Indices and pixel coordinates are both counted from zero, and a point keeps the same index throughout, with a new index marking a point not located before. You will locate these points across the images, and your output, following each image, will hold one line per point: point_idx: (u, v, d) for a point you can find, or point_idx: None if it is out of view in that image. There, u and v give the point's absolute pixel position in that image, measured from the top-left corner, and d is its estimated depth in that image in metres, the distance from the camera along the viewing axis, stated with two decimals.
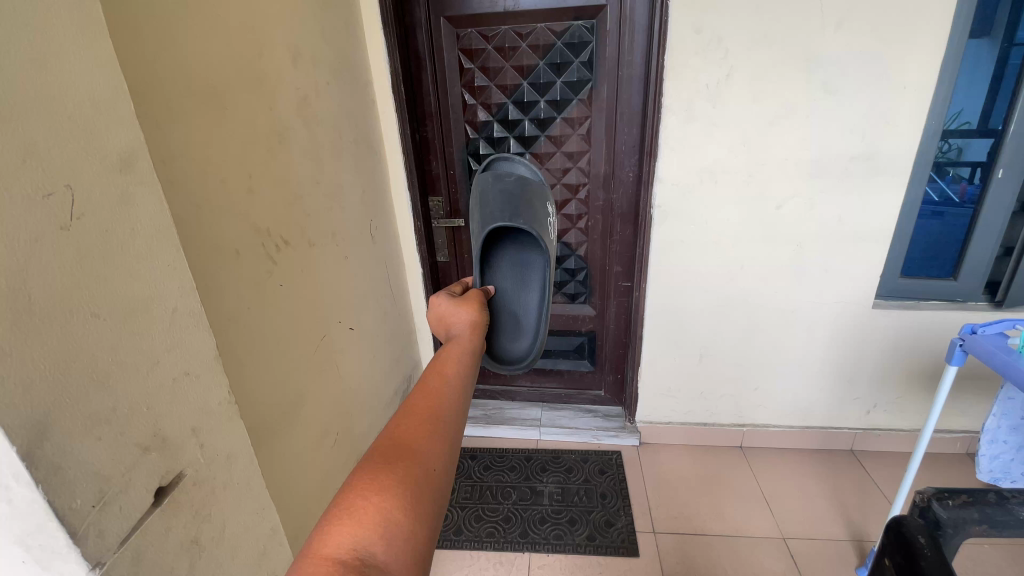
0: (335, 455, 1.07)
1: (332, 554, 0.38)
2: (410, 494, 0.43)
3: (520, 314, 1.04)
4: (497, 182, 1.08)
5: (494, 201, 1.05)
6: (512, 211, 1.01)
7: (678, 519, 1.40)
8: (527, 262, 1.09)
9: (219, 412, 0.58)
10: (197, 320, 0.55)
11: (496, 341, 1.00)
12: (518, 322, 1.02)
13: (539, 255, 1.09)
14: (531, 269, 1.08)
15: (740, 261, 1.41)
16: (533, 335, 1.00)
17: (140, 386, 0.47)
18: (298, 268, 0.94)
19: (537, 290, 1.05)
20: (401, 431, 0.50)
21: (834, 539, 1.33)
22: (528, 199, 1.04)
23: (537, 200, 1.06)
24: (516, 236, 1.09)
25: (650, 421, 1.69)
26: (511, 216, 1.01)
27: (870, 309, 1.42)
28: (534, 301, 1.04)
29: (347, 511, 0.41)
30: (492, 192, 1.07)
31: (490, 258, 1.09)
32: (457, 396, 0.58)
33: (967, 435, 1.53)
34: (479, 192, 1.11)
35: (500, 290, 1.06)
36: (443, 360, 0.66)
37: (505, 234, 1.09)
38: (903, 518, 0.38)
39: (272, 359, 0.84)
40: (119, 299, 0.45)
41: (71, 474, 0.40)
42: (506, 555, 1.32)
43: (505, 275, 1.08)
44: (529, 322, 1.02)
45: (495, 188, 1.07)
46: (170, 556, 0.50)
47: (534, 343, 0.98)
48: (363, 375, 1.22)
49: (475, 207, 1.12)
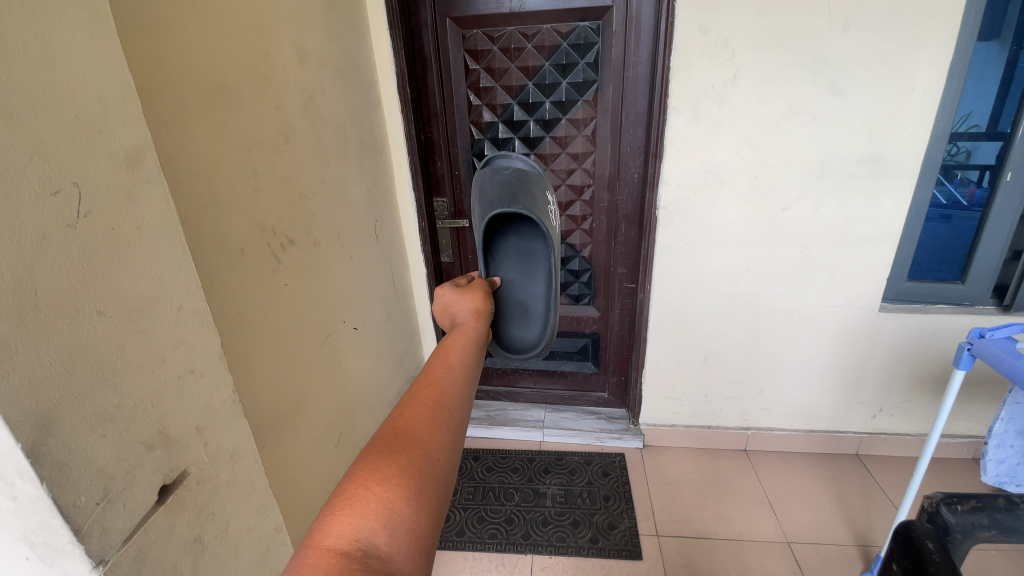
0: (338, 455, 1.07)
1: (334, 544, 0.38)
2: (413, 485, 0.43)
3: (528, 301, 1.05)
4: (495, 176, 1.08)
5: (494, 192, 1.06)
6: (510, 199, 1.01)
7: (681, 522, 1.40)
8: (531, 252, 1.09)
9: (224, 411, 0.58)
10: (203, 318, 0.55)
11: (506, 330, 1.02)
12: (526, 310, 1.04)
13: (542, 244, 1.09)
14: (535, 258, 1.08)
15: (745, 263, 1.40)
16: (542, 322, 1.01)
17: (145, 383, 0.48)
18: (302, 268, 0.94)
19: (543, 279, 1.05)
20: (404, 419, 0.49)
21: (840, 544, 1.32)
22: (527, 187, 1.04)
23: (536, 188, 1.05)
24: (518, 228, 1.09)
25: (654, 423, 1.68)
26: (511, 204, 1.01)
27: (877, 312, 1.41)
28: (541, 289, 1.05)
29: (349, 501, 0.41)
30: (491, 184, 1.08)
31: (495, 252, 1.09)
32: (461, 385, 0.58)
33: (973, 440, 1.52)
34: (479, 187, 1.12)
35: (505, 282, 1.07)
36: (446, 349, 0.65)
37: (507, 225, 1.08)
38: (912, 523, 0.38)
39: (277, 358, 0.84)
40: (125, 297, 0.45)
41: (76, 471, 0.41)
42: (508, 556, 1.32)
43: (510, 266, 1.08)
44: (537, 309, 1.04)
45: (492, 180, 1.08)
46: (174, 553, 0.50)
47: (544, 330, 0.99)
48: (366, 375, 1.22)
49: (476, 201, 1.13)
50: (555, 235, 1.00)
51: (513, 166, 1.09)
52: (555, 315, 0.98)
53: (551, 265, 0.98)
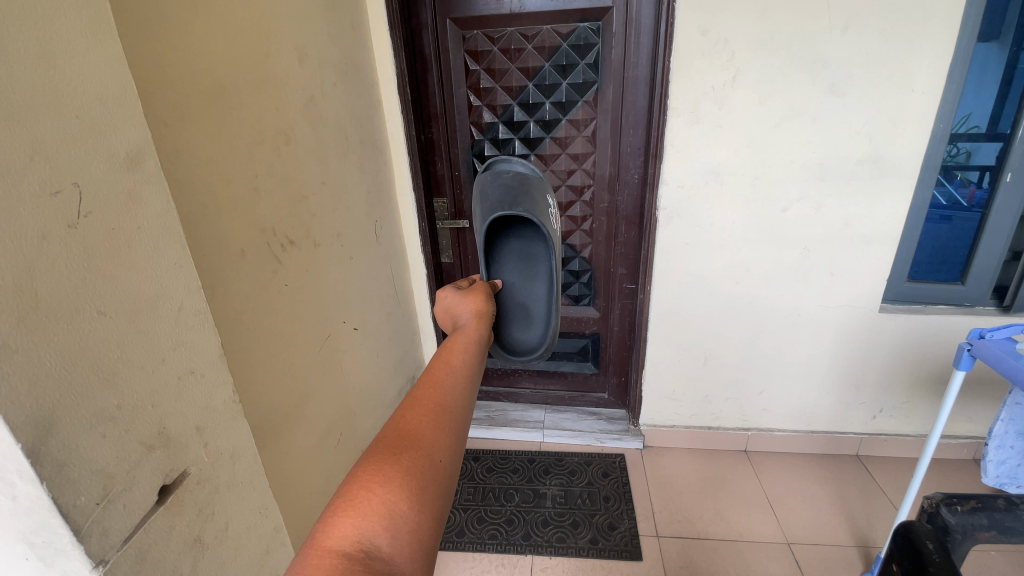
0: (338, 456, 1.07)
1: (336, 545, 0.38)
2: (415, 486, 0.43)
3: (529, 304, 1.05)
4: (495, 179, 1.08)
5: (494, 195, 1.06)
6: (511, 202, 1.01)
7: (681, 523, 1.40)
8: (532, 254, 1.08)
9: (223, 411, 0.58)
10: (203, 319, 0.55)
11: (507, 332, 1.02)
12: (528, 312, 1.04)
13: (543, 246, 1.09)
14: (537, 260, 1.08)
15: (745, 263, 1.40)
16: (544, 324, 1.01)
17: (145, 384, 0.48)
18: (302, 269, 0.94)
19: (544, 281, 1.05)
20: (406, 421, 0.50)
21: (840, 545, 1.32)
22: (527, 190, 1.04)
23: (537, 191, 1.05)
24: (519, 230, 1.09)
25: (654, 424, 1.68)
26: (511, 207, 1.01)
27: (877, 312, 1.41)
28: (543, 292, 1.04)
29: (351, 502, 0.41)
30: (492, 188, 1.08)
31: (496, 255, 1.09)
32: (463, 386, 0.58)
33: (974, 441, 1.52)
34: (480, 190, 1.12)
35: (506, 284, 1.07)
36: (448, 350, 0.65)
37: (508, 229, 1.08)
38: (911, 523, 0.38)
39: (277, 358, 0.84)
40: (126, 298, 0.45)
41: (76, 471, 0.41)
42: (508, 557, 1.32)
43: (511, 269, 1.08)
44: (539, 311, 1.04)
45: (493, 183, 1.08)
46: (174, 554, 0.50)
47: (546, 333, 0.99)
48: (366, 375, 1.22)
49: (477, 204, 1.13)
50: (556, 237, 1.00)
51: (514, 170, 1.09)
52: (556, 317, 0.98)
53: (552, 267, 0.98)
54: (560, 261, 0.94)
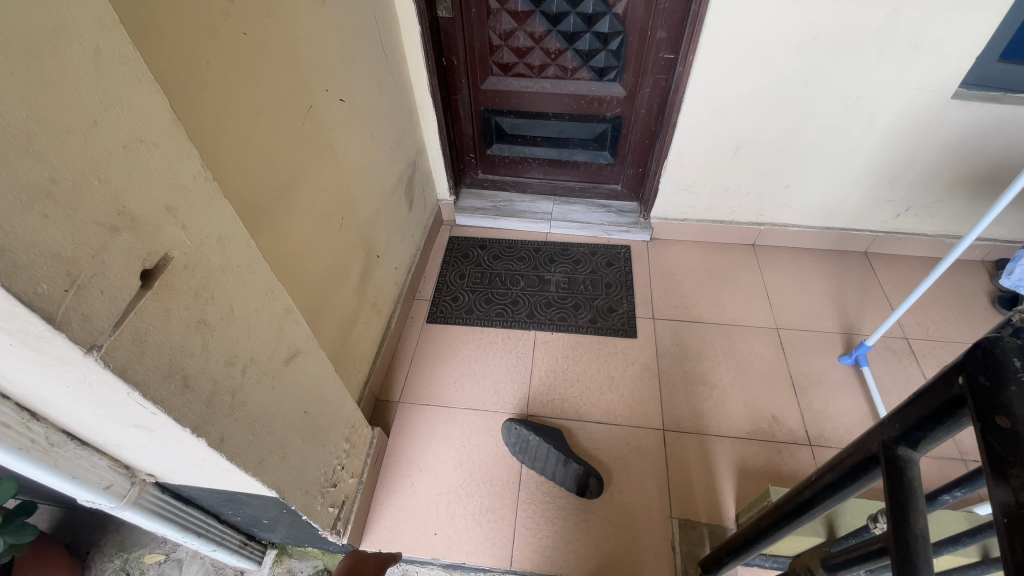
0: (342, 240, 1.03)
1: None
2: None
3: (550, 462, 1.11)
4: (526, 455, 1.14)
5: (535, 459, 1.13)
6: (541, 466, 1.12)
7: (677, 308, 1.48)
8: (530, 448, 1.13)
9: (197, 190, 0.49)
10: (136, 71, 0.41)
11: (547, 447, 1.11)
12: (553, 460, 1.11)
13: (545, 450, 1.11)
14: (536, 452, 1.12)
15: (815, 28, 1.13)
16: (556, 465, 1.11)
17: (81, 152, 0.37)
18: (262, 13, 0.73)
19: (552, 452, 1.10)
20: None
21: (825, 331, 1.41)
22: (535, 459, 1.13)
23: (540, 462, 1.12)
24: (535, 457, 1.13)
25: (666, 216, 1.64)
26: (540, 464, 1.12)
27: (948, 99, 1.21)
28: (552, 455, 1.11)
29: None
30: (534, 460, 1.13)
31: (524, 433, 1.12)
32: None
33: (989, 243, 1.50)
34: (515, 447, 1.15)
35: (546, 455, 1.11)
36: None
37: (518, 429, 1.13)
38: (1000, 336, 0.33)
39: (252, 132, 0.72)
40: (9, 28, 0.31)
41: (22, 256, 0.35)
42: (514, 332, 1.43)
43: (541, 442, 1.11)
44: (552, 463, 1.11)
45: (534, 462, 1.13)
46: (177, 337, 0.48)
47: (552, 457, 1.11)
48: (362, 156, 1.10)
49: (531, 459, 1.13)
50: (541, 445, 1.11)
51: (524, 456, 1.14)
52: (543, 446, 1.11)
53: (523, 434, 1.13)
54: (527, 434, 1.12)
